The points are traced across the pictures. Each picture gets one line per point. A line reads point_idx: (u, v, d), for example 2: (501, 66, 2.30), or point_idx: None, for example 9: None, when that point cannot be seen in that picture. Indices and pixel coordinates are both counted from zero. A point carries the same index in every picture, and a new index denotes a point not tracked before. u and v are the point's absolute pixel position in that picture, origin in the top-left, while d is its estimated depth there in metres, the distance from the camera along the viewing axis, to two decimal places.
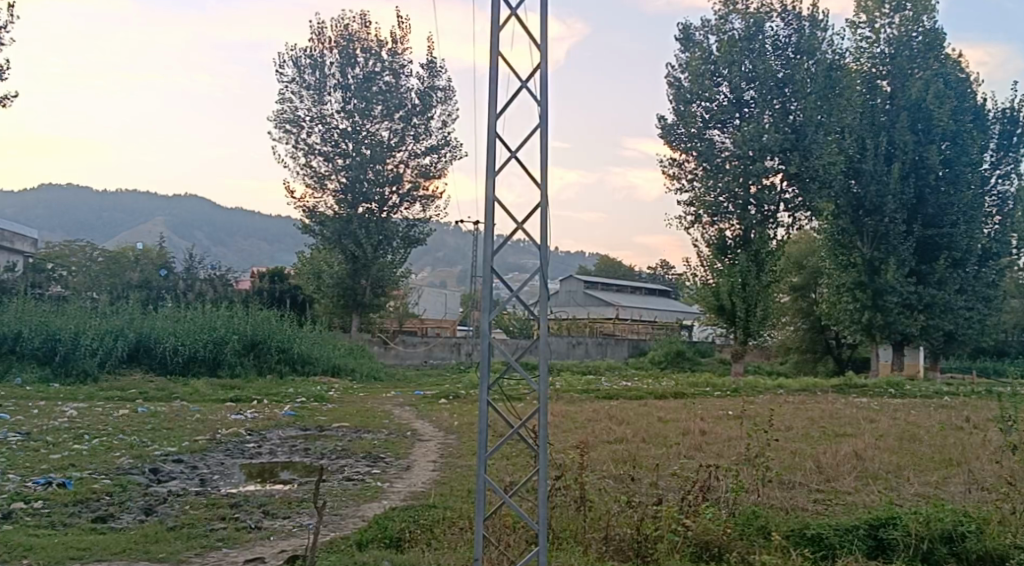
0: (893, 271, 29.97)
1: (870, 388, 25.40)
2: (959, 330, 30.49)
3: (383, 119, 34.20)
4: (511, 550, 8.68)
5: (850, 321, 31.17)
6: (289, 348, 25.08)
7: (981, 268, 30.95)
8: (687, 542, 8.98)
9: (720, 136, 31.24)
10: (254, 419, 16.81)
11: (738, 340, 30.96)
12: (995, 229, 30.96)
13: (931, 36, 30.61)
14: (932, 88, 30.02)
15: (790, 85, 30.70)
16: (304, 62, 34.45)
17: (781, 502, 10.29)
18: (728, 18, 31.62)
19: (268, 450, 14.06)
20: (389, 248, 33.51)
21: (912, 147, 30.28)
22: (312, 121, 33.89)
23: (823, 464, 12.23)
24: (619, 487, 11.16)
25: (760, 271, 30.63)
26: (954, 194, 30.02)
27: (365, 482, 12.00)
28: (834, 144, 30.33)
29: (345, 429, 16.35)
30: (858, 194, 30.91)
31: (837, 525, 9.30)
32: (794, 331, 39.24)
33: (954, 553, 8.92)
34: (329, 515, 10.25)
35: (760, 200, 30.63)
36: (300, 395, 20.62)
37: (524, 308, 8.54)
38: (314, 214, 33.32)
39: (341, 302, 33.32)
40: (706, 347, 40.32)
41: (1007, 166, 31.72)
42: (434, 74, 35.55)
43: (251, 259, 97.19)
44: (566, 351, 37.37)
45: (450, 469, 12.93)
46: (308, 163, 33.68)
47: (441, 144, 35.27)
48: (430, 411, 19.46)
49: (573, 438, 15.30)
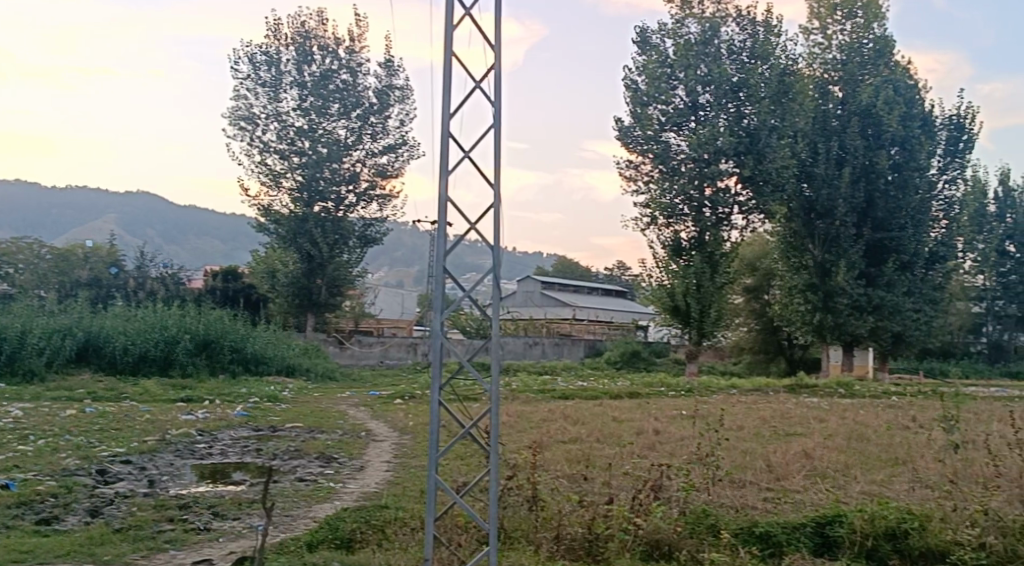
0: (843, 273, 30.47)
1: (820, 388, 25.80)
2: (907, 332, 31.03)
3: (340, 117, 34.01)
4: (461, 550, 8.70)
5: (802, 321, 31.67)
6: (242, 348, 24.86)
7: (929, 271, 31.55)
8: (637, 541, 9.11)
9: (675, 139, 31.47)
10: (204, 419, 16.63)
11: (692, 340, 31.31)
12: (942, 233, 31.54)
13: (882, 43, 31.22)
14: (882, 94, 30.65)
15: (745, 89, 30.98)
16: (259, 59, 34.10)
17: (732, 501, 10.42)
18: (684, 22, 31.89)
19: (218, 451, 13.92)
20: (345, 248, 33.32)
21: (862, 152, 30.88)
22: (267, 118, 33.56)
23: (772, 463, 12.41)
24: (573, 486, 11.23)
25: (714, 272, 30.99)
26: (902, 198, 30.70)
27: (317, 482, 11.96)
28: (787, 148, 30.80)
29: (299, 430, 16.26)
30: (810, 197, 31.53)
31: (785, 524, 9.48)
32: (747, 332, 39.81)
33: (898, 550, 9.09)
34: (279, 517, 10.19)
35: (715, 203, 30.98)
36: (252, 395, 20.42)
37: (479, 310, 8.59)
38: (268, 212, 32.94)
39: (295, 301, 33.04)
40: (661, 348, 40.67)
41: (955, 171, 32.13)
42: (391, 73, 35.39)
43: (204, 257, 96.16)
44: (522, 351, 37.44)
45: (403, 469, 12.93)
46: (264, 161, 33.35)
47: (399, 143, 35.20)
48: (385, 411, 19.45)
49: (528, 438, 15.33)
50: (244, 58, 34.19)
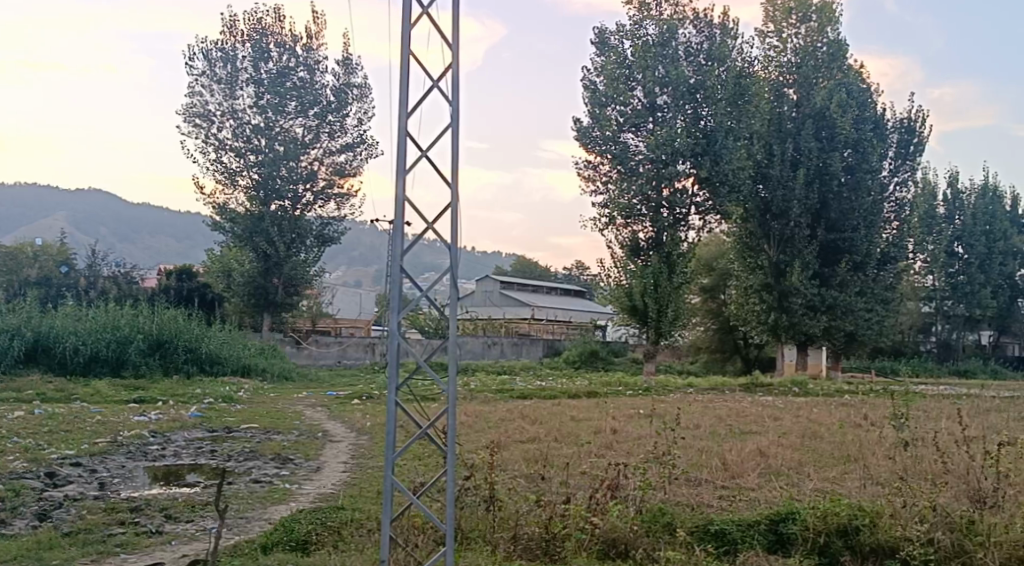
0: (798, 273, 30.86)
1: (774, 388, 26.05)
2: (859, 331, 31.40)
3: (297, 115, 33.73)
4: (418, 551, 8.68)
5: (757, 321, 32.07)
6: (197, 348, 24.55)
7: (880, 272, 32.01)
8: (594, 540, 9.17)
9: (633, 140, 31.73)
10: (157, 420, 16.38)
11: (650, 339, 31.55)
12: (893, 233, 32.00)
13: (835, 47, 31.58)
14: (836, 96, 30.99)
15: (701, 91, 31.40)
16: (215, 55, 33.71)
17: (688, 499, 10.52)
18: (642, 24, 32.10)
19: (171, 452, 13.74)
20: (302, 246, 33.09)
21: (816, 153, 31.27)
22: (223, 115, 33.11)
23: (727, 461, 12.55)
24: (530, 486, 11.25)
25: (671, 272, 31.27)
26: (855, 200, 31.09)
27: (272, 484, 11.85)
28: (743, 150, 31.09)
29: (255, 431, 16.11)
30: (766, 198, 31.86)
31: (739, 521, 9.59)
32: (704, 331, 40.21)
33: (849, 547, 9.22)
34: (232, 519, 10.08)
35: (672, 203, 31.28)
36: (207, 396, 20.18)
37: (437, 310, 8.57)
38: (224, 211, 32.54)
39: (251, 301, 32.73)
40: (620, 347, 40.90)
41: (905, 173, 32.64)
42: (349, 71, 35.17)
43: (158, 256, 95.11)
44: (481, 351, 37.42)
45: (359, 470, 12.88)
46: (219, 158, 32.96)
47: (357, 141, 34.99)
48: (343, 412, 19.34)
49: (485, 438, 15.31)
50: (199, 54, 33.75)
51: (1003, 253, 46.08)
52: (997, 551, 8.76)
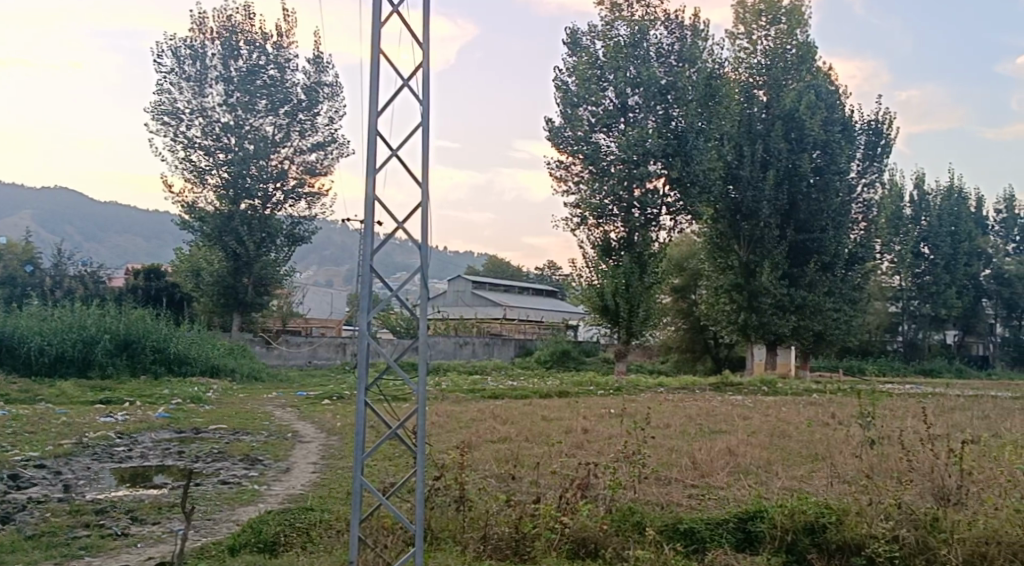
0: (767, 273, 31.11)
1: (744, 387, 26.26)
2: (828, 330, 31.69)
3: (268, 113, 33.52)
4: (388, 551, 8.65)
5: (727, 321, 32.29)
6: (165, 348, 24.32)
7: (849, 272, 32.25)
8: (564, 540, 9.17)
9: (605, 140, 31.80)
10: (124, 421, 16.23)
11: (621, 339, 31.67)
12: (861, 234, 32.32)
13: (805, 49, 31.89)
14: (805, 98, 31.20)
15: (673, 92, 31.39)
16: (183, 53, 33.22)
17: (658, 498, 10.56)
18: (614, 24, 32.20)
19: (138, 453, 13.60)
20: (272, 246, 32.88)
21: (786, 154, 31.53)
22: (191, 113, 32.72)
23: (697, 460, 12.62)
24: (501, 486, 11.25)
25: (643, 272, 31.40)
26: (823, 200, 31.45)
27: (240, 485, 11.75)
28: (714, 151, 31.28)
29: (224, 432, 15.98)
30: (736, 199, 32.24)
31: (708, 520, 9.66)
32: (674, 331, 40.41)
33: (817, 544, 9.31)
34: (200, 521, 9.98)
35: (643, 203, 31.36)
36: (175, 397, 19.99)
37: (407, 310, 8.54)
38: (193, 210, 32.26)
39: (221, 300, 32.47)
40: (591, 347, 41.03)
41: (873, 175, 33.14)
42: (320, 70, 34.96)
43: (125, 254, 94.21)
44: (452, 351, 37.35)
45: (329, 470, 12.82)
46: (188, 156, 32.60)
47: (328, 140, 34.81)
48: (313, 412, 19.23)
49: (456, 438, 15.28)
50: (167, 51, 33.30)
51: (968, 253, 46.73)
52: (961, 547, 8.85)
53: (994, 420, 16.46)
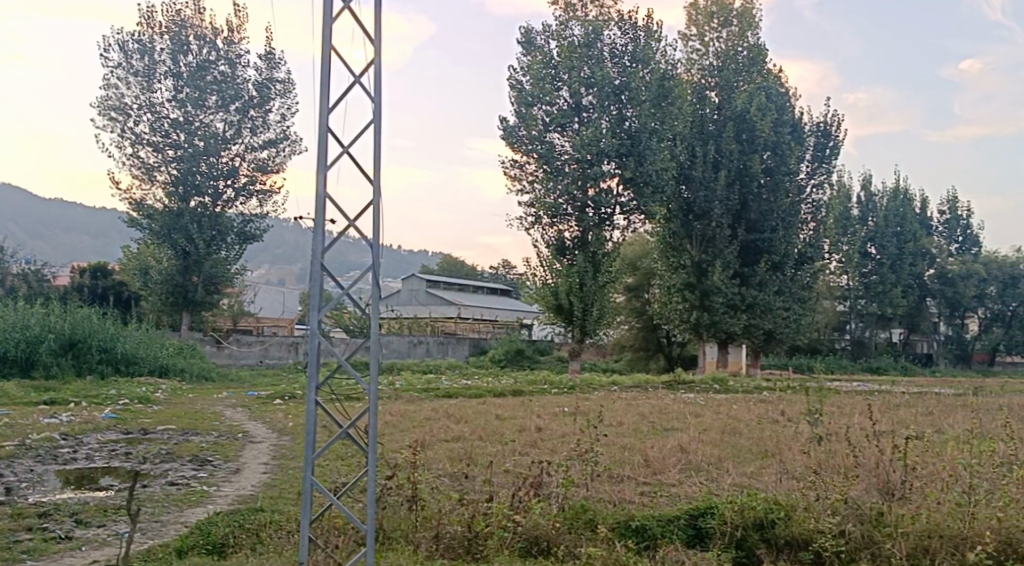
0: (719, 273, 31.47)
1: (697, 384, 26.57)
2: (777, 329, 32.18)
3: (218, 109, 33.05)
4: (338, 552, 8.57)
5: (680, 319, 32.54)
6: (112, 348, 23.91)
7: (798, 271, 32.73)
8: (516, 538, 9.19)
9: (559, 139, 31.91)
10: (69, 422, 15.92)
11: (575, 338, 31.82)
12: (810, 235, 32.83)
13: (755, 51, 32.18)
14: (756, 100, 31.44)
15: (626, 93, 31.69)
16: (131, 47, 32.56)
17: (610, 495, 10.62)
18: (567, 24, 32.32)
19: (84, 455, 13.32)
20: (223, 244, 32.51)
21: (737, 156, 31.82)
22: (139, 109, 32.17)
23: (649, 458, 12.72)
24: (454, 485, 11.21)
25: (596, 272, 31.58)
26: (773, 202, 31.88)
27: (189, 486, 11.56)
28: (666, 151, 31.56)
29: (172, 432, 15.74)
30: (688, 199, 32.38)
31: (659, 517, 9.75)
32: (628, 330, 40.67)
33: (765, 539, 9.42)
34: (147, 523, 9.82)
35: (598, 203, 31.56)
36: (122, 397, 19.67)
37: (359, 308, 8.49)
38: (140, 207, 31.73)
39: (170, 299, 32.01)
40: (545, 346, 41.16)
41: (822, 176, 33.49)
42: (272, 66, 34.56)
43: (71, 252, 92.46)
44: (406, 350, 37.15)
45: (279, 471, 12.67)
46: (136, 153, 32.07)
47: (280, 137, 34.45)
48: (264, 412, 19.05)
49: (408, 438, 15.18)
50: (115, 45, 32.64)
51: (913, 253, 47.65)
52: (904, 541, 9.02)
53: (938, 416, 16.83)
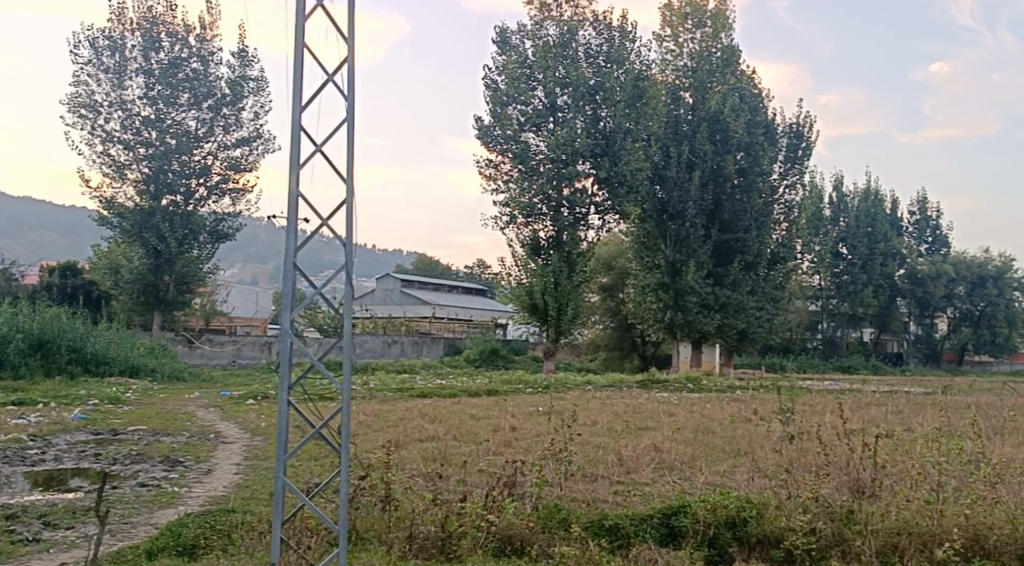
0: (693, 273, 31.63)
1: (670, 383, 26.69)
2: (750, 329, 32.41)
3: (190, 107, 32.79)
4: (310, 553, 8.53)
5: (654, 319, 32.67)
6: (82, 348, 23.64)
7: (770, 272, 33.00)
8: (490, 538, 9.19)
9: (534, 139, 32.03)
10: (37, 423, 15.73)
11: (549, 338, 31.89)
12: (782, 236, 33.05)
13: (729, 52, 32.37)
14: (729, 101, 31.49)
15: (600, 93, 32.08)
16: (101, 44, 32.17)
17: (584, 495, 10.63)
18: (542, 24, 32.36)
19: (52, 456, 13.17)
20: (195, 243, 32.29)
21: (711, 156, 31.78)
22: (110, 106, 31.84)
23: (623, 457, 12.75)
24: (427, 485, 11.17)
25: (571, 272, 31.64)
26: (747, 201, 31.96)
27: (160, 488, 11.44)
28: (641, 151, 31.55)
29: (143, 433, 15.58)
30: (663, 199, 32.32)
31: (632, 516, 9.78)
32: (602, 329, 40.78)
33: (737, 537, 9.48)
34: (117, 524, 9.71)
35: (572, 203, 31.90)
36: (92, 397, 19.47)
37: (332, 307, 8.44)
38: (111, 205, 31.38)
39: (141, 298, 31.74)
40: (519, 346, 41.17)
41: (794, 177, 33.67)
42: (245, 64, 34.31)
43: (40, 251, 91.39)
44: (380, 349, 37.01)
45: (252, 472, 12.57)
46: (106, 150, 31.73)
47: (253, 136, 34.21)
48: (237, 412, 18.94)
49: (381, 438, 15.13)
50: (85, 42, 32.26)
51: (884, 254, 48.10)
52: (873, 538, 9.10)
53: (907, 414, 17.02)
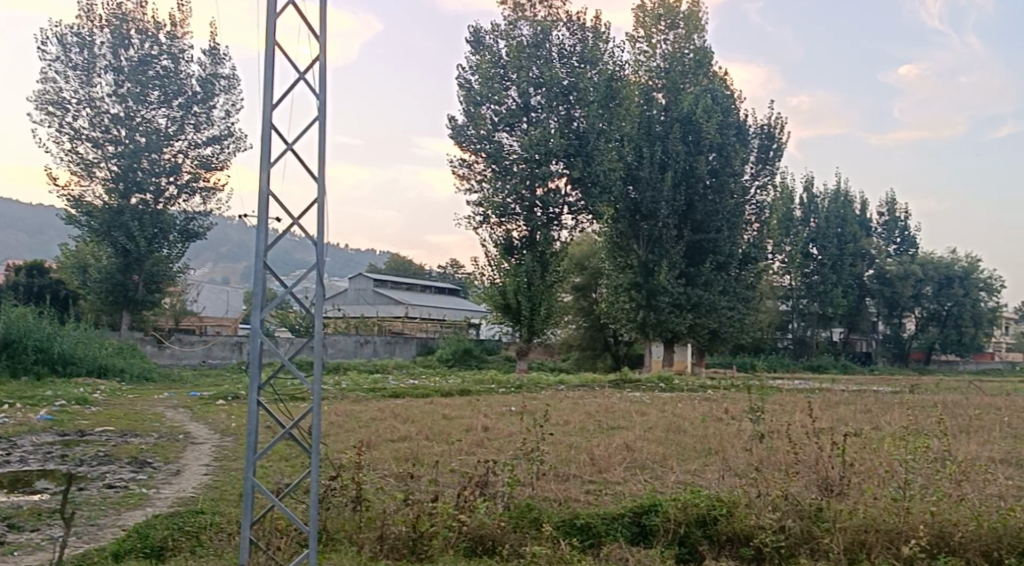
0: (665, 273, 31.76)
1: (642, 383, 26.79)
2: (721, 329, 32.59)
3: (160, 105, 32.39)
4: (279, 554, 8.47)
5: (626, 318, 32.82)
6: (48, 348, 23.36)
7: (742, 271, 33.21)
8: (461, 537, 9.17)
9: (507, 138, 32.10)
10: (3, 424, 15.53)
11: (523, 337, 31.91)
12: (754, 235, 33.25)
13: (701, 53, 32.42)
14: (702, 102, 31.48)
15: (574, 93, 32.22)
16: (69, 40, 31.74)
17: (555, 494, 10.62)
18: (516, 24, 32.50)
19: (18, 457, 13.00)
20: (165, 242, 32.04)
21: (683, 156, 31.79)
22: (78, 103, 31.46)
23: (595, 456, 12.75)
24: (399, 486, 11.12)
25: (544, 271, 31.70)
26: (719, 201, 32.00)
27: (127, 489, 11.31)
28: (614, 153, 31.78)
29: (111, 433, 15.42)
30: (636, 200, 32.35)
31: (604, 515, 9.81)
32: (575, 329, 40.86)
33: (707, 536, 9.51)
34: (83, 526, 9.59)
35: (546, 203, 31.69)
36: (59, 397, 19.26)
37: (303, 307, 8.38)
38: (78, 204, 30.98)
39: (110, 298, 31.44)
40: (492, 345, 41.18)
41: (766, 177, 33.73)
42: (216, 62, 34.03)
43: (6, 250, 90.19)
44: (353, 349, 36.85)
45: (221, 473, 12.46)
46: (74, 148, 31.34)
47: (224, 134, 33.92)
48: (207, 412, 18.81)
49: (353, 438, 15.06)
50: (53, 38, 31.83)
51: (853, 254, 48.49)
52: (842, 536, 9.19)
53: (875, 414, 17.15)
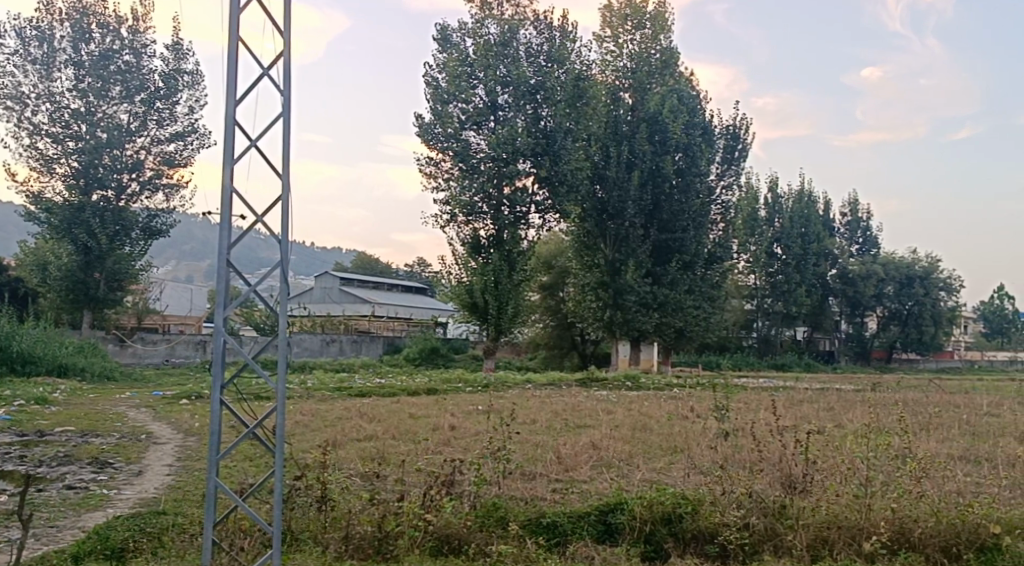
0: (632, 272, 31.92)
1: (609, 380, 26.94)
2: (687, 327, 32.87)
3: (122, 100, 31.95)
4: (243, 554, 8.40)
5: (593, 317, 32.99)
6: (6, 348, 22.97)
7: (708, 271, 33.49)
8: (428, 537, 9.14)
9: (475, 138, 31.51)
10: None
11: (489, 336, 31.86)
12: (719, 235, 33.68)
13: (667, 54, 32.92)
14: (668, 103, 31.95)
15: (542, 92, 31.74)
16: (28, 34, 31.21)
17: (521, 493, 10.62)
18: (484, 22, 32.20)
19: None
20: (127, 239, 31.67)
21: (650, 156, 32.22)
22: (38, 98, 30.94)
23: (562, 455, 12.74)
24: (365, 485, 11.04)
25: (511, 270, 31.70)
26: (684, 201, 32.43)
27: (88, 490, 11.15)
28: (580, 151, 31.95)
29: (70, 434, 15.19)
30: (603, 198, 32.77)
31: (570, 513, 9.80)
32: (543, 328, 40.90)
33: (672, 533, 9.54)
34: (41, 528, 9.43)
35: (512, 202, 31.45)
36: (17, 397, 18.91)
37: (268, 304, 8.31)
38: (38, 200, 30.50)
39: (70, 296, 31.02)
40: (459, 344, 41.11)
41: (731, 178, 34.18)
42: (179, 57, 33.61)
43: None
44: (319, 348, 36.64)
45: (185, 473, 12.32)
46: (34, 143, 30.82)
47: (187, 130, 33.52)
48: (169, 412, 18.56)
49: (319, 438, 14.93)
50: (12, 32, 31.29)
51: (817, 254, 48.99)
52: (805, 532, 9.28)
53: (836, 411, 17.40)
